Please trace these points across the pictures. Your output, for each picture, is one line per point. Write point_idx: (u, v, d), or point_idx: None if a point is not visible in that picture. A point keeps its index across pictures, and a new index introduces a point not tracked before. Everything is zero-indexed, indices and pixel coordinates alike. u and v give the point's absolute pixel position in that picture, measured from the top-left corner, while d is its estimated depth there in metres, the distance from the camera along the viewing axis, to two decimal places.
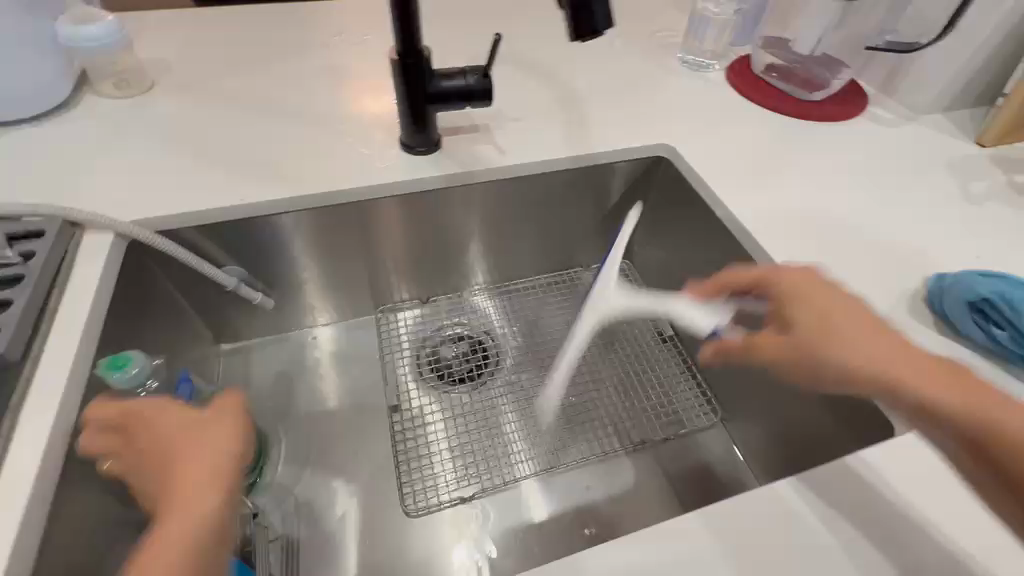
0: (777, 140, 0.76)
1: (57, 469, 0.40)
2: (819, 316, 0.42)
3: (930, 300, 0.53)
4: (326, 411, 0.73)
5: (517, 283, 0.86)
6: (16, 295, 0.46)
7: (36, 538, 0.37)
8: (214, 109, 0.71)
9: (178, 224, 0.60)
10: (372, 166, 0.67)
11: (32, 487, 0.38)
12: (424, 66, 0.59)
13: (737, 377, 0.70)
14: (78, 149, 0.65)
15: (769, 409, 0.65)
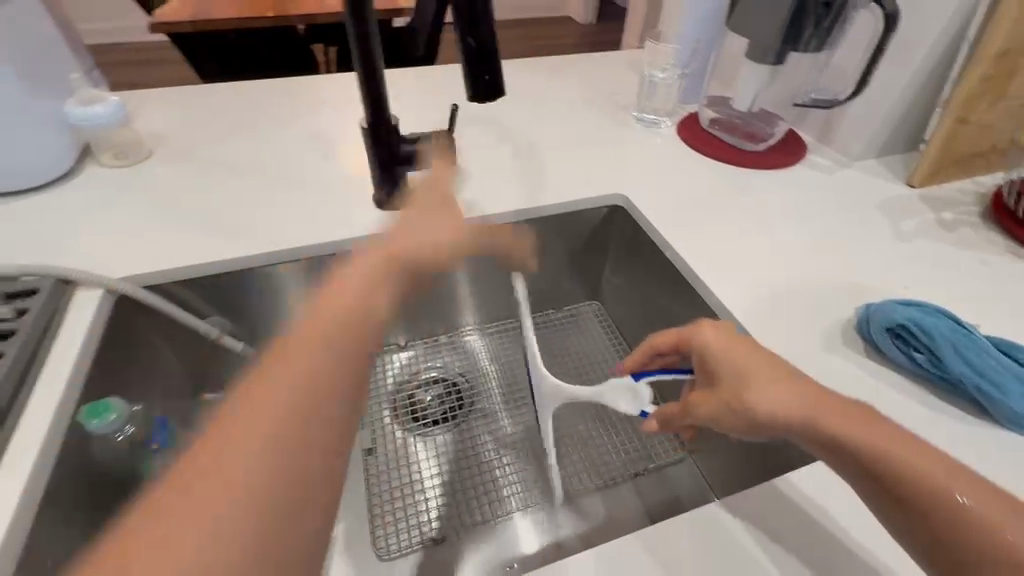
0: (724, 186, 0.83)
1: (31, 513, 0.43)
2: (737, 368, 0.46)
3: (860, 328, 0.57)
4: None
5: (491, 328, 0.90)
6: (9, 348, 0.50)
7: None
8: (206, 174, 0.78)
9: (166, 280, 0.65)
10: (349, 221, 0.73)
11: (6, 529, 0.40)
12: (392, 132, 0.66)
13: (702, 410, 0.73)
14: (77, 215, 0.71)
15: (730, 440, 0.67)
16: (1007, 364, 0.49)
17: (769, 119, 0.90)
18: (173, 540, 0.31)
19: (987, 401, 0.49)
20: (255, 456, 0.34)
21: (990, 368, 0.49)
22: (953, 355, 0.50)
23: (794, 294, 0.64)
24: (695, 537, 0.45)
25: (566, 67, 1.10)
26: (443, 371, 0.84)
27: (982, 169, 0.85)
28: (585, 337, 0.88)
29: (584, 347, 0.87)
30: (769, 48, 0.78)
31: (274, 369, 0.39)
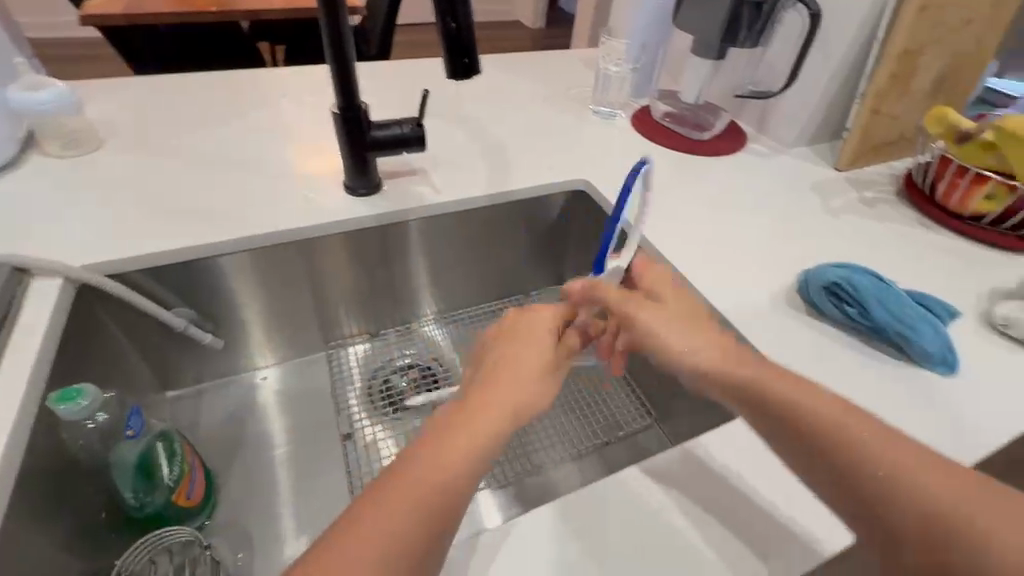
0: (676, 172, 0.89)
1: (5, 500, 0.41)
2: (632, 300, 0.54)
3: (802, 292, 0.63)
4: (277, 445, 0.74)
5: (460, 313, 0.92)
6: None
7: None
8: (165, 163, 0.76)
9: (130, 268, 0.63)
10: (318, 206, 0.73)
11: None
12: (363, 118, 0.67)
13: (664, 378, 0.78)
14: (25, 204, 0.67)
15: (688, 400, 0.73)
16: (922, 314, 0.57)
17: (713, 111, 0.98)
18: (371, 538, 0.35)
19: (908, 346, 0.56)
20: (421, 508, 0.37)
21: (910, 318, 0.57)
22: (880, 308, 0.57)
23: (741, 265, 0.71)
24: (667, 476, 0.49)
25: (525, 63, 1.14)
26: (417, 357, 0.85)
27: (896, 155, 0.95)
28: None
29: None
30: (711, 45, 0.85)
31: (490, 398, 0.44)
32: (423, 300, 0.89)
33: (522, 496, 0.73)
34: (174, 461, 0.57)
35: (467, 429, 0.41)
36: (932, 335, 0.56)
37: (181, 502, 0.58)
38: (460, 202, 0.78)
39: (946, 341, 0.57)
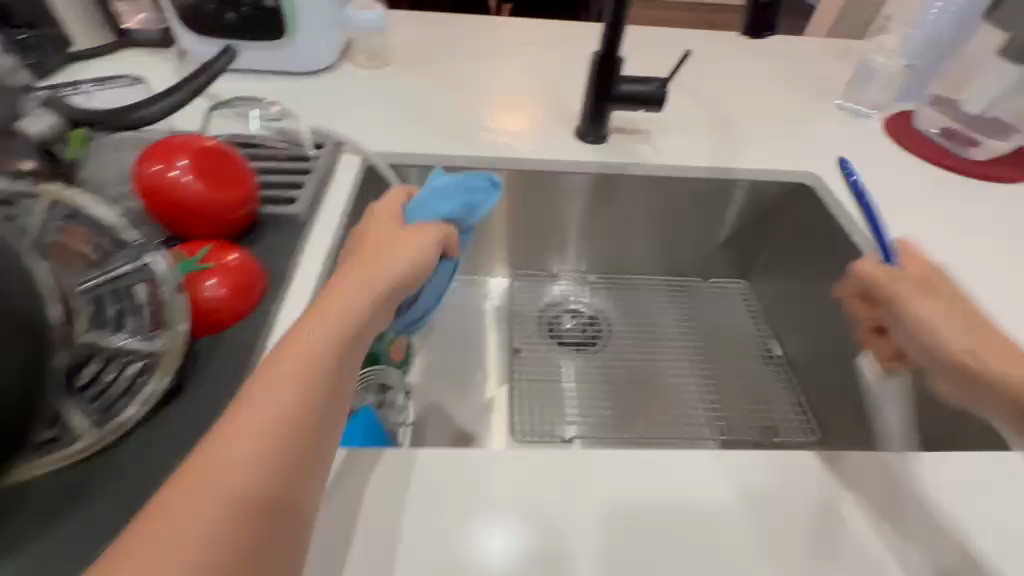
0: (926, 191, 0.79)
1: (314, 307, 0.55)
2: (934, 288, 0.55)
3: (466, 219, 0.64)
4: (478, 345, 0.88)
5: (649, 279, 0.96)
6: (307, 180, 0.62)
7: None
8: (434, 85, 0.90)
9: (403, 163, 0.76)
10: (550, 145, 0.80)
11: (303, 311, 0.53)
12: (617, 70, 0.72)
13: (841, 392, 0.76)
14: (337, 98, 0.85)
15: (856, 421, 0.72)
16: (446, 179, 0.63)
17: (1003, 130, 0.81)
18: (219, 493, 0.32)
19: (455, 218, 0.64)
20: (266, 427, 0.36)
21: (471, 187, 0.64)
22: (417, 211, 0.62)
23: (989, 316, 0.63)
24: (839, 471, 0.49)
25: (765, 45, 1.07)
26: (586, 307, 0.92)
27: None
28: (727, 310, 0.93)
29: (722, 317, 0.92)
30: None
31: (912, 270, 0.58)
32: (698, 258, 0.94)
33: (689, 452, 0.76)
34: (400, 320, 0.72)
35: (260, 393, 0.38)
36: (494, 192, 0.66)
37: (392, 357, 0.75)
38: (677, 168, 0.79)
39: (462, 211, 0.64)
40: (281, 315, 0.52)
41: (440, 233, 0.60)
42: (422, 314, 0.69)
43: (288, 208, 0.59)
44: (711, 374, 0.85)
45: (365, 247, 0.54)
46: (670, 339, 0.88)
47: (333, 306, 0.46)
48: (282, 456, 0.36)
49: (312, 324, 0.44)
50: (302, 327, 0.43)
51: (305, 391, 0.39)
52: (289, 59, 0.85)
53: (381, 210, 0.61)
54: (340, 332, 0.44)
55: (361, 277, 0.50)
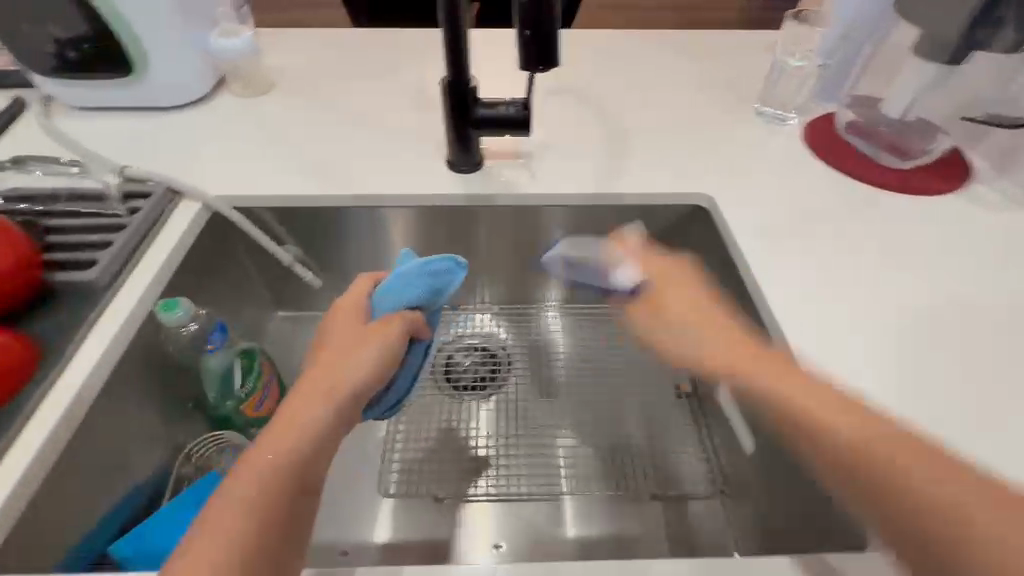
0: (839, 207, 0.70)
1: (96, 389, 0.51)
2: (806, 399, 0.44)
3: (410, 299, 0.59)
4: None
5: (558, 310, 0.88)
6: (116, 239, 0.58)
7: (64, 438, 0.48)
8: (310, 112, 0.84)
9: (254, 205, 0.70)
10: (419, 175, 0.74)
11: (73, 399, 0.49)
12: (470, 94, 0.65)
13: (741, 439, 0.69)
14: (200, 133, 0.80)
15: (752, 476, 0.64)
16: (413, 263, 0.60)
17: (928, 134, 0.74)
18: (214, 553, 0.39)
19: (422, 303, 0.61)
20: (266, 494, 0.42)
21: (434, 271, 0.61)
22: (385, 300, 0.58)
23: (880, 364, 0.54)
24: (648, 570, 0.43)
25: (687, 45, 0.98)
26: (487, 341, 0.86)
27: None
28: None
29: (635, 349, 0.84)
30: (943, 46, 0.63)
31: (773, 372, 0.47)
32: (606, 285, 0.87)
33: (575, 511, 0.70)
34: (249, 377, 0.66)
35: (266, 467, 0.43)
36: (458, 273, 0.62)
37: (246, 412, 0.67)
38: (556, 197, 0.72)
39: (421, 296, 0.60)
40: (46, 406, 0.48)
41: (409, 321, 0.57)
42: (397, 401, 0.60)
43: (81, 275, 0.54)
44: (615, 416, 0.78)
45: (334, 338, 0.54)
46: (575, 376, 0.81)
47: (318, 380, 0.50)
48: (274, 503, 0.42)
49: (300, 401, 0.48)
50: (300, 404, 0.48)
51: (292, 458, 0.44)
52: (150, 94, 0.80)
53: (346, 302, 0.58)
54: (325, 407, 0.48)
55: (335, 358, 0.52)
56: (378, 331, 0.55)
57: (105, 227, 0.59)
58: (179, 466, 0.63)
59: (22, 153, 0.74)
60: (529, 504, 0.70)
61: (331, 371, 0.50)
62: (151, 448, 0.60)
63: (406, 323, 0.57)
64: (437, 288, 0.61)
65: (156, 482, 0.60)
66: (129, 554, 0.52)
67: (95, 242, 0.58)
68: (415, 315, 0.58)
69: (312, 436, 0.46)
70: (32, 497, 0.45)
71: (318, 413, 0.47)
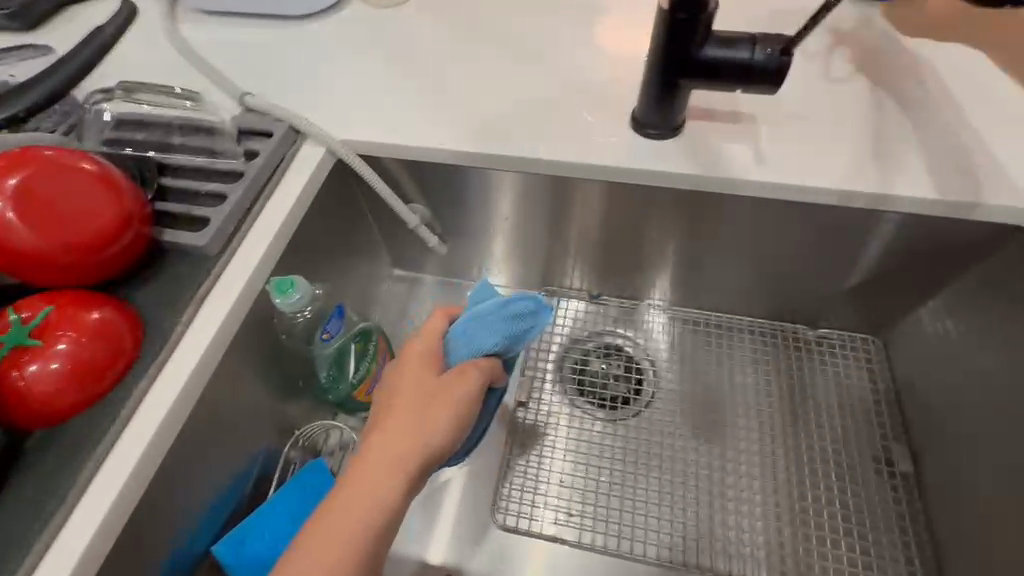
0: None
1: (205, 379, 0.43)
2: None
3: (489, 345, 0.47)
4: None
5: (731, 326, 0.69)
6: (231, 192, 0.48)
7: (169, 440, 0.40)
8: (454, 33, 0.66)
9: (384, 154, 0.56)
10: (592, 134, 0.55)
11: (179, 391, 0.41)
12: (702, 24, 0.43)
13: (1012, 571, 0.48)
14: (328, 50, 0.66)
15: None
16: (490, 303, 0.47)
17: None
18: None
19: (502, 350, 0.48)
20: None
21: (517, 313, 0.48)
22: (457, 350, 0.46)
23: None
24: None
25: None
26: (632, 348, 0.69)
27: None
28: (840, 384, 0.65)
29: (830, 395, 0.64)
30: None
31: None
32: (808, 302, 0.65)
33: None
34: (362, 361, 0.57)
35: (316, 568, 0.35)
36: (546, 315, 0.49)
37: (358, 398, 0.58)
38: (787, 185, 0.50)
39: (502, 345, 0.47)
40: (149, 397, 0.40)
41: (484, 376, 0.45)
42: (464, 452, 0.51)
43: (194, 238, 0.45)
44: (793, 482, 0.60)
45: (400, 392, 0.44)
46: (741, 417, 0.64)
47: (381, 454, 0.40)
48: None
49: (358, 483, 0.39)
50: (356, 485, 0.39)
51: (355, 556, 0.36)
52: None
53: (411, 348, 0.46)
54: (391, 493, 0.39)
55: (402, 424, 0.42)
56: (447, 391, 0.43)
57: (221, 174, 0.49)
58: (287, 449, 0.56)
59: (143, 62, 0.66)
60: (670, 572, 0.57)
61: (398, 438, 0.41)
62: (263, 431, 0.53)
63: (483, 375, 0.45)
64: (517, 334, 0.48)
65: (265, 467, 0.54)
66: (232, 560, 0.47)
67: (210, 193, 0.48)
68: (490, 368, 0.46)
69: (372, 526, 0.37)
70: (137, 502, 0.39)
71: (387, 494, 0.39)
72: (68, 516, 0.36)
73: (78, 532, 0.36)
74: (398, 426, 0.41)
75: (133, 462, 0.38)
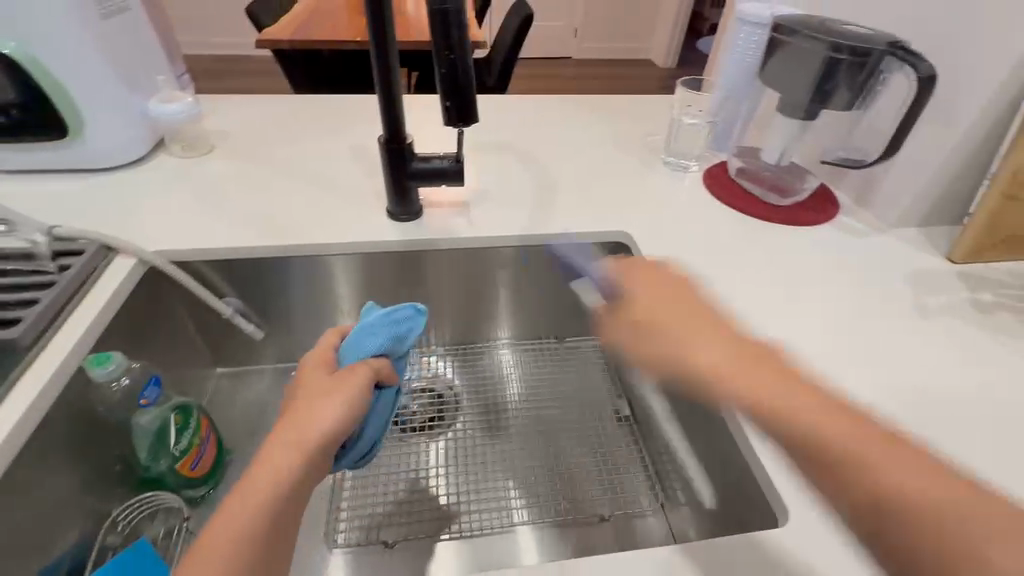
0: (736, 236, 0.81)
1: (17, 446, 0.48)
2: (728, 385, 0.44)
3: (377, 344, 0.60)
4: None
5: (510, 347, 0.93)
6: (44, 296, 0.57)
7: None
8: (252, 171, 0.87)
9: (194, 258, 0.71)
10: (361, 225, 0.78)
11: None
12: (405, 150, 0.71)
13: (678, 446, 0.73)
14: (139, 191, 0.81)
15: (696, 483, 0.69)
16: (374, 315, 0.61)
17: (800, 176, 0.88)
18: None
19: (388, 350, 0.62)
20: (249, 533, 0.43)
21: (396, 320, 0.62)
22: (348, 355, 0.59)
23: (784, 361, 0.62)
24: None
25: (599, 108, 1.11)
26: (432, 383, 0.87)
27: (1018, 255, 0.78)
28: (581, 369, 0.90)
29: (575, 377, 0.89)
30: (799, 105, 0.77)
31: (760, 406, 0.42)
32: (542, 318, 0.92)
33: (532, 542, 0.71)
34: (185, 433, 0.63)
35: (243, 506, 0.44)
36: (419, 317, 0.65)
37: (181, 471, 0.64)
38: (490, 238, 0.78)
39: (394, 343, 0.62)
40: None
41: (377, 364, 0.58)
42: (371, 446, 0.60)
43: (6, 333, 0.53)
44: (560, 443, 0.80)
45: (312, 380, 0.56)
46: (519, 409, 0.84)
47: (301, 421, 0.50)
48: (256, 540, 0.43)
49: (280, 443, 0.48)
50: (277, 445, 0.48)
51: (276, 493, 0.45)
52: (85, 157, 0.81)
53: (313, 355, 0.59)
54: (306, 449, 0.48)
55: (313, 400, 0.52)
56: (350, 371, 0.56)
57: (34, 285, 0.58)
58: (104, 534, 0.59)
59: None
60: (481, 539, 0.70)
61: (308, 411, 0.51)
62: (72, 519, 0.56)
63: (377, 363, 0.58)
64: (400, 335, 0.62)
65: (77, 557, 0.56)
66: None
67: (21, 300, 0.56)
68: (377, 364, 0.58)
69: (291, 468, 0.47)
70: None
71: (304, 447, 0.48)
72: None
73: None
74: (311, 402, 0.52)
75: None
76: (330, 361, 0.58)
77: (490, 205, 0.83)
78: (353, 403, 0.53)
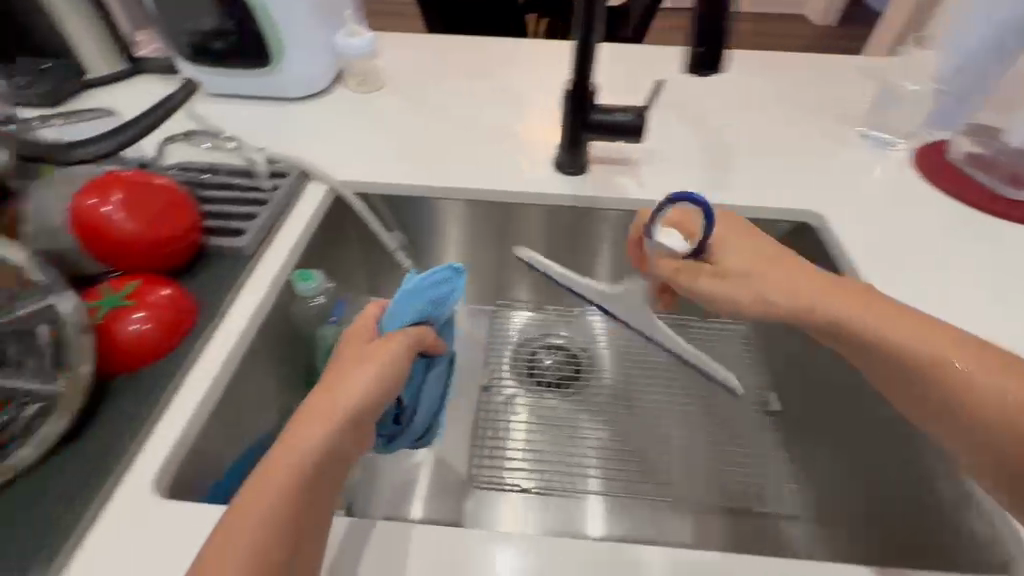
0: (956, 231, 0.68)
1: (246, 343, 0.54)
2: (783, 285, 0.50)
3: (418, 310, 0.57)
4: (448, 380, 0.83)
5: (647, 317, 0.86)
6: (261, 212, 0.63)
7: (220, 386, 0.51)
8: (420, 111, 0.88)
9: (373, 191, 0.75)
10: (527, 174, 0.77)
11: (231, 347, 0.52)
12: (589, 99, 0.68)
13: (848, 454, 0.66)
14: (322, 122, 0.86)
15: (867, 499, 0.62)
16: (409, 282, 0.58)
17: None
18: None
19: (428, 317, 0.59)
20: (268, 525, 0.40)
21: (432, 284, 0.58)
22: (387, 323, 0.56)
23: None
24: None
25: (783, 66, 0.98)
26: (568, 343, 0.86)
27: None
28: (727, 351, 0.82)
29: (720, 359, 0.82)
30: None
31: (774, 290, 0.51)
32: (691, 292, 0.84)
33: (665, 518, 0.68)
34: None
35: (263, 498, 0.41)
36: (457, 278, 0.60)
37: None
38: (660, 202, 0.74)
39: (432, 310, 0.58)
40: (206, 351, 0.51)
41: (410, 339, 0.55)
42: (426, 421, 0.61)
43: (235, 241, 0.59)
44: (700, 426, 0.75)
45: (342, 358, 0.53)
46: (656, 383, 0.79)
47: (320, 403, 0.47)
48: (280, 531, 0.40)
49: (299, 426, 0.45)
50: (294, 432, 0.45)
51: (300, 479, 0.42)
52: (279, 86, 0.87)
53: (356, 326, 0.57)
54: (330, 432, 0.45)
55: (336, 379, 0.50)
56: (382, 347, 0.53)
57: (252, 201, 0.65)
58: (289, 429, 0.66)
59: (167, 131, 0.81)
60: (612, 505, 0.69)
61: (331, 393, 0.48)
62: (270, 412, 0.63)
63: (412, 336, 0.56)
64: (439, 300, 0.58)
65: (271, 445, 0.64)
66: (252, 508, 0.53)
67: (244, 213, 0.63)
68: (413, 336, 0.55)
69: (316, 451, 0.44)
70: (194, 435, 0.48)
71: (323, 431, 0.45)
72: (145, 436, 0.45)
73: (156, 446, 0.45)
74: (337, 381, 0.49)
75: (195, 397, 0.48)
76: (370, 329, 0.56)
77: (660, 167, 0.78)
78: (386, 378, 0.51)
